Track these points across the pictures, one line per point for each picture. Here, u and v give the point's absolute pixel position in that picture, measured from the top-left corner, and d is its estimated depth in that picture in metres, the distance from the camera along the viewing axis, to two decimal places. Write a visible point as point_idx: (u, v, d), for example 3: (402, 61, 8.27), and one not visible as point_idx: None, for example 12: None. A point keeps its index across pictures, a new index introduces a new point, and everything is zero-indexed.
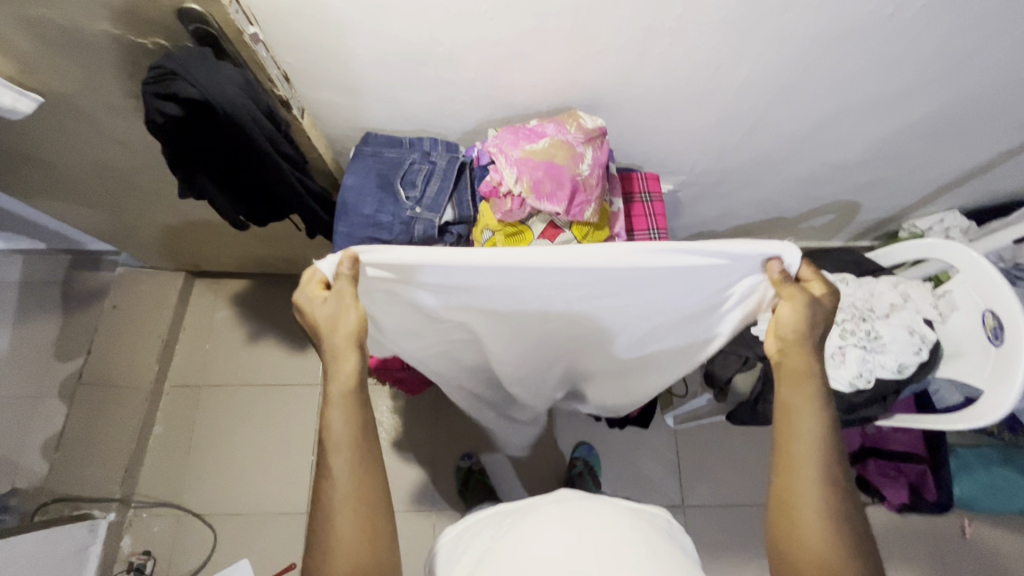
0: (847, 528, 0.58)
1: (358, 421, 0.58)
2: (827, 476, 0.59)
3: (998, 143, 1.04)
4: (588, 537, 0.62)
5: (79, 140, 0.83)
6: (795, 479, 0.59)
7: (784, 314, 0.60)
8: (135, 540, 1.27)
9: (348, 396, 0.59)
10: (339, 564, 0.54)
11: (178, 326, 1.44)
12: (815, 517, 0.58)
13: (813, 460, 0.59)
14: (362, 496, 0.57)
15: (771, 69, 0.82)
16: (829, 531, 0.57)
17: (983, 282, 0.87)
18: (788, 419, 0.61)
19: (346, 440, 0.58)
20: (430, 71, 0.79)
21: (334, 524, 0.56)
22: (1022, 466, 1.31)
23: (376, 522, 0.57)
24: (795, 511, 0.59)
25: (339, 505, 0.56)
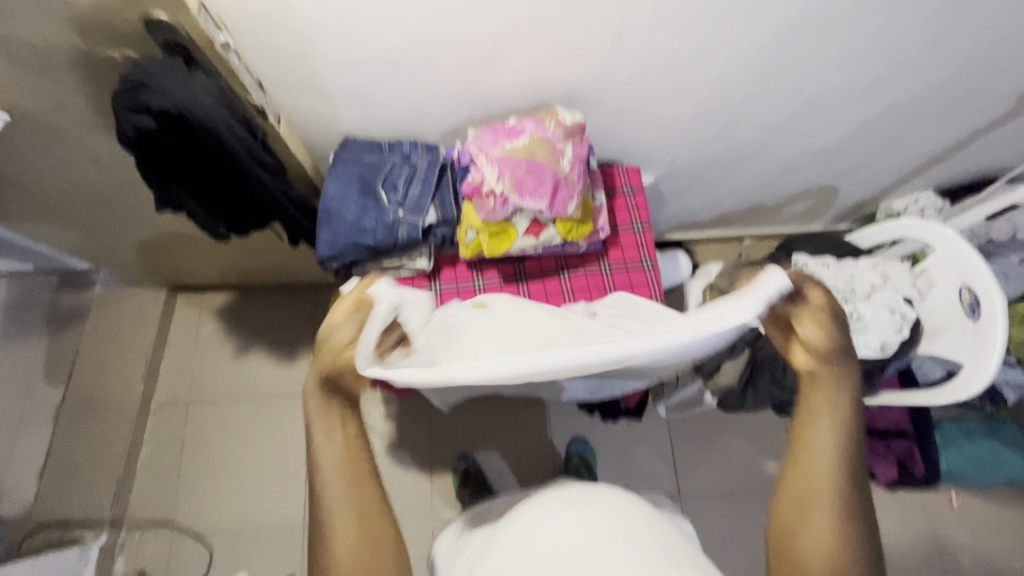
0: (861, 550, 0.50)
1: (349, 444, 0.49)
2: (840, 490, 0.51)
3: (968, 122, 1.06)
4: (589, 520, 0.62)
5: (52, 160, 0.82)
6: (809, 490, 0.52)
7: (805, 330, 0.53)
8: (129, 562, 1.25)
9: (346, 410, 0.50)
10: None
11: (162, 344, 1.41)
12: (824, 531, 0.51)
13: (830, 472, 0.52)
14: (361, 530, 0.48)
15: (744, 59, 0.83)
16: (836, 551, 0.50)
17: (961, 259, 0.89)
18: (805, 439, 0.53)
19: (337, 465, 0.49)
20: (408, 73, 0.79)
21: (331, 557, 0.47)
22: (1004, 436, 1.35)
23: (380, 553, 0.48)
24: (804, 544, 0.51)
25: (339, 527, 0.48)
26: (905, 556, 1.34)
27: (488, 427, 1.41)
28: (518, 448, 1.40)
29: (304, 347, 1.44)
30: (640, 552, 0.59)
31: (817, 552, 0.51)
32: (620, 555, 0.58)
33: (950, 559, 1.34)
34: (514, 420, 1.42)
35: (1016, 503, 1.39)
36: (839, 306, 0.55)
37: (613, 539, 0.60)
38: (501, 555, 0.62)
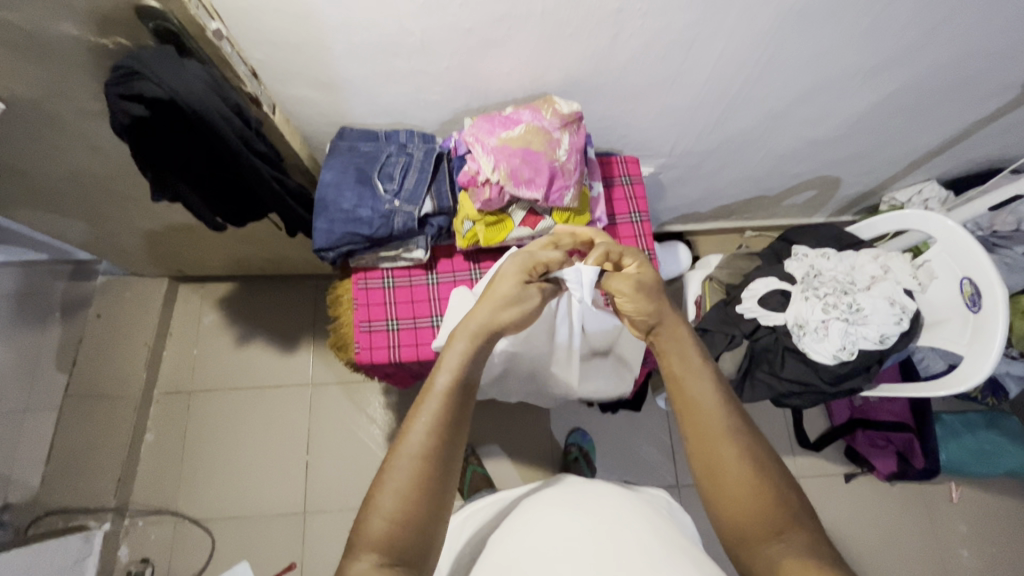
0: (762, 465, 0.58)
1: (460, 387, 0.58)
2: (727, 425, 0.59)
3: (973, 111, 1.04)
4: (588, 518, 0.63)
5: (51, 150, 0.82)
6: (705, 438, 0.59)
7: (623, 291, 0.65)
8: (133, 549, 1.27)
9: (469, 355, 0.60)
10: (375, 519, 0.51)
11: (164, 333, 1.42)
12: (733, 461, 0.57)
13: (713, 414, 0.60)
14: (416, 471, 0.53)
15: (744, 47, 0.82)
16: (746, 470, 0.57)
17: (962, 251, 0.88)
18: (688, 391, 0.61)
19: (439, 402, 0.56)
20: (403, 62, 0.78)
21: (384, 483, 0.53)
22: (1005, 429, 1.35)
23: (423, 498, 0.52)
24: (720, 478, 0.57)
25: (403, 457, 0.54)
26: (904, 548, 1.34)
27: (488, 417, 1.41)
28: (517, 438, 1.40)
29: (305, 338, 1.45)
30: (638, 544, 0.59)
31: (736, 477, 0.57)
32: (619, 549, 0.58)
33: (949, 551, 1.34)
34: (513, 411, 1.43)
35: (1016, 495, 1.39)
36: (648, 267, 0.66)
37: (614, 534, 0.61)
38: (500, 554, 0.62)
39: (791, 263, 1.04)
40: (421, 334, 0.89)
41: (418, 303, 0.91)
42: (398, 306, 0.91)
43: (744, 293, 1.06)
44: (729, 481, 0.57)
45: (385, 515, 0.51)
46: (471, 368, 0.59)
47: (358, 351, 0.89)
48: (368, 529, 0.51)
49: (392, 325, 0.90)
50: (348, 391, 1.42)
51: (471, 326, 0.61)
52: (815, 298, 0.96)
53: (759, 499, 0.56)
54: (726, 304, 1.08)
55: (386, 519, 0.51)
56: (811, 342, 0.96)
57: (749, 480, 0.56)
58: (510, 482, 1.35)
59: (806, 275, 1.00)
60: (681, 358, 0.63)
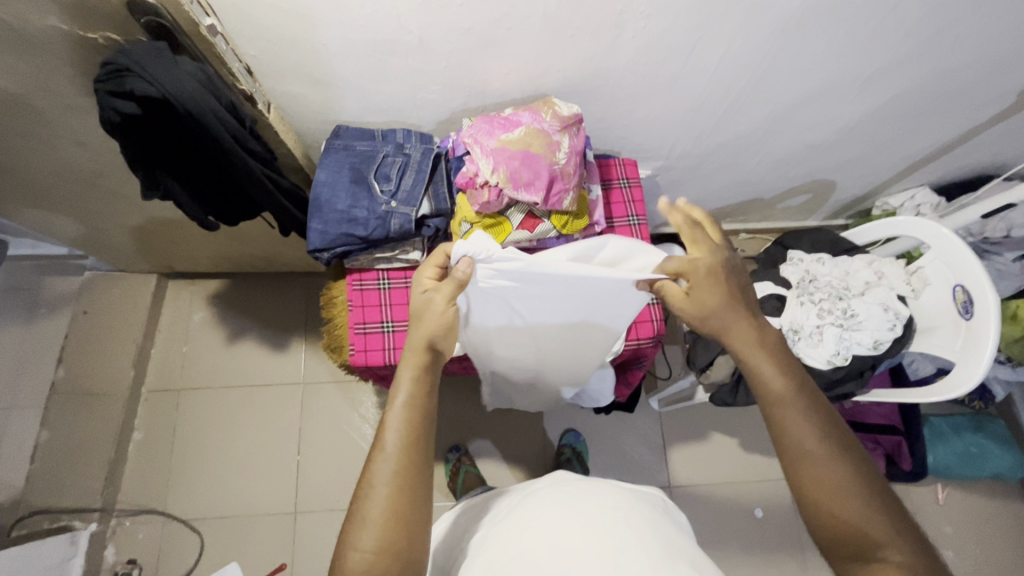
0: (870, 492, 0.56)
1: (417, 416, 0.59)
2: (828, 446, 0.58)
3: (968, 118, 1.05)
4: (586, 519, 0.62)
5: (37, 144, 0.80)
6: (802, 460, 0.58)
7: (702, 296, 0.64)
8: (120, 549, 1.25)
9: (416, 381, 0.60)
10: (355, 556, 0.53)
11: (153, 330, 1.40)
12: (837, 484, 0.56)
13: (809, 432, 0.59)
14: (391, 505, 0.55)
15: (745, 51, 0.82)
16: (855, 497, 0.56)
17: (954, 258, 0.88)
18: (769, 404, 0.61)
19: (399, 432, 0.57)
20: (400, 60, 0.77)
21: (361, 521, 0.54)
22: (990, 432, 1.37)
23: (401, 531, 0.54)
24: (812, 490, 0.57)
25: (375, 492, 0.55)
26: None
27: (481, 417, 1.41)
28: (511, 438, 1.40)
29: (296, 337, 1.43)
30: (638, 546, 0.58)
31: (841, 502, 0.56)
32: (619, 550, 0.57)
33: (934, 552, 1.36)
34: (507, 411, 1.42)
35: (1000, 496, 1.41)
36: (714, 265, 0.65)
37: (613, 534, 0.60)
38: (497, 551, 0.61)
39: (787, 268, 1.05)
40: None
41: None
42: (394, 308, 0.89)
43: None
44: (822, 494, 0.57)
45: (365, 549, 0.53)
46: (423, 394, 0.60)
47: (353, 354, 0.88)
48: (347, 562, 0.53)
49: (387, 327, 0.89)
50: (339, 390, 1.40)
51: (411, 355, 0.61)
52: (810, 303, 0.97)
53: (855, 517, 0.55)
54: None
55: (363, 554, 0.53)
56: (806, 347, 0.97)
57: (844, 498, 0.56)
58: (504, 482, 1.35)
59: (801, 280, 1.01)
60: (761, 368, 0.62)
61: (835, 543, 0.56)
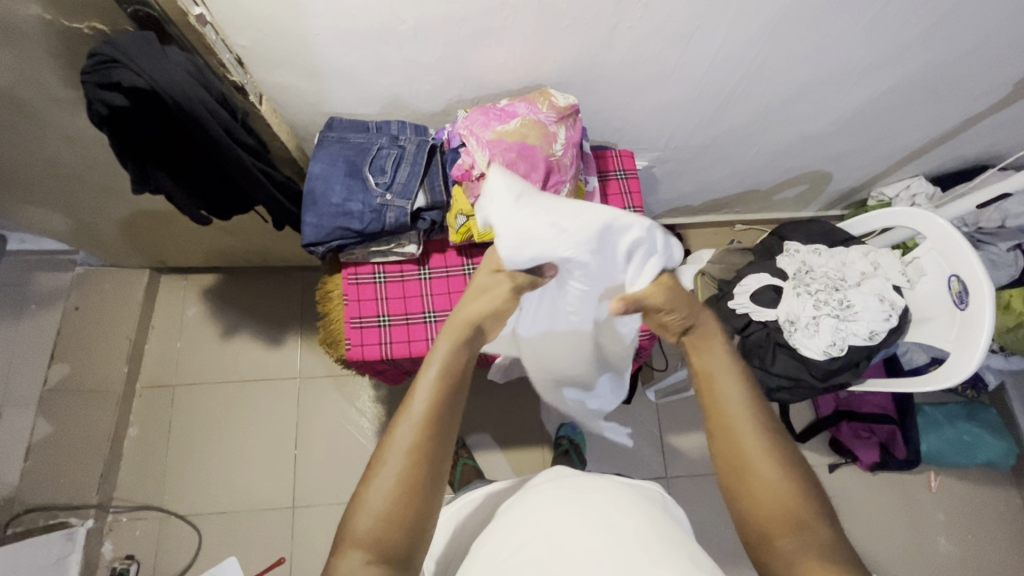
0: (795, 472, 0.59)
1: (445, 386, 0.59)
2: (761, 426, 0.61)
3: (964, 108, 1.05)
4: (585, 512, 0.62)
5: (23, 137, 0.79)
6: (736, 436, 0.61)
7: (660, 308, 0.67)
8: (117, 545, 1.25)
9: (453, 350, 0.61)
10: (364, 518, 0.53)
11: (146, 326, 1.38)
12: (766, 462, 0.59)
13: (745, 412, 0.62)
14: (406, 472, 0.54)
15: (743, 42, 0.81)
16: (782, 475, 0.58)
17: (949, 249, 0.89)
18: (707, 382, 0.65)
19: (427, 397, 0.57)
20: (395, 51, 0.76)
21: (374, 484, 0.54)
22: (982, 420, 1.39)
23: (411, 502, 0.53)
24: (745, 471, 0.59)
25: (393, 457, 0.55)
26: (883, 536, 1.37)
27: (479, 410, 1.41)
28: (510, 431, 1.40)
29: (292, 331, 1.42)
30: (637, 539, 0.59)
31: (768, 479, 0.58)
32: (619, 545, 0.58)
33: (928, 539, 1.38)
34: (505, 404, 1.42)
35: (991, 483, 1.43)
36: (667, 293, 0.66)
37: (611, 527, 0.60)
38: (495, 547, 0.62)
39: (783, 259, 1.04)
40: (413, 330, 0.88)
41: (410, 299, 0.90)
42: (389, 302, 0.89)
43: (737, 288, 1.07)
44: (753, 482, 0.58)
45: (374, 517, 0.53)
46: (457, 364, 0.61)
47: (349, 348, 0.87)
48: (357, 527, 0.52)
49: (383, 321, 0.88)
50: (336, 385, 1.40)
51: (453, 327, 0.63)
52: (807, 294, 0.97)
53: (787, 494, 0.57)
54: (718, 299, 1.09)
55: (373, 518, 0.52)
56: (802, 338, 0.97)
57: (776, 486, 0.58)
58: (502, 475, 1.36)
59: (797, 271, 1.01)
60: (709, 355, 0.66)
61: (761, 520, 0.57)
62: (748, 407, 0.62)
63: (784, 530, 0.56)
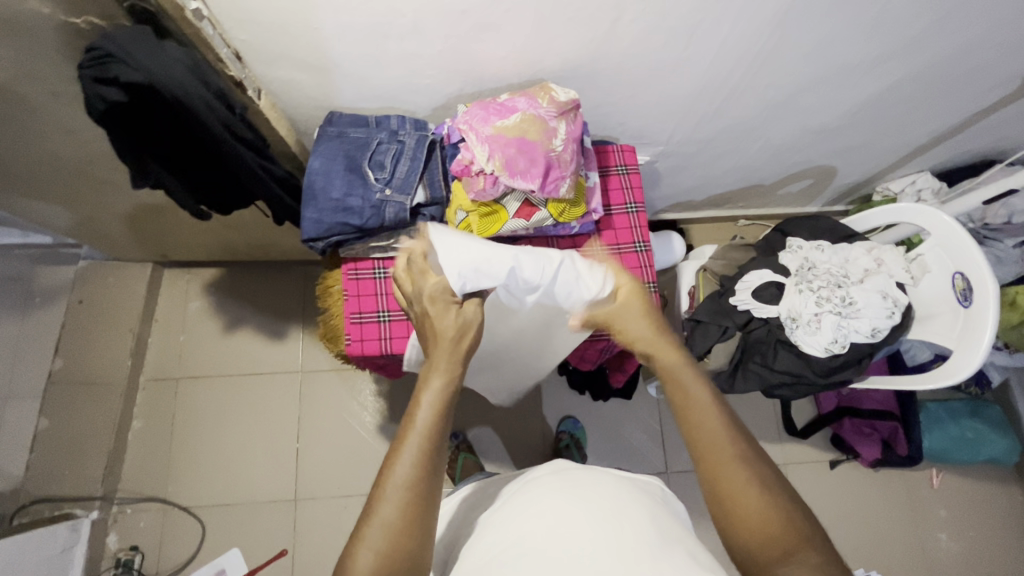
0: (778, 491, 0.57)
1: (441, 419, 0.60)
2: (735, 446, 0.60)
3: (973, 101, 1.03)
4: (585, 506, 0.62)
5: (23, 132, 0.79)
6: (714, 462, 0.59)
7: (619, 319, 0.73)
8: (122, 536, 1.26)
9: (444, 390, 0.63)
10: (363, 556, 0.52)
11: (149, 320, 1.39)
12: (749, 487, 0.57)
13: (720, 435, 0.61)
14: (409, 504, 0.55)
15: (746, 35, 0.80)
16: (765, 497, 0.57)
17: (954, 246, 0.88)
18: (681, 404, 0.64)
19: (424, 433, 0.58)
20: (394, 44, 0.75)
21: (371, 524, 0.53)
22: (986, 417, 1.38)
23: (414, 534, 0.54)
24: (728, 500, 0.57)
25: (391, 492, 0.55)
26: (884, 533, 1.37)
27: (479, 404, 1.41)
28: (510, 425, 1.40)
29: (294, 325, 1.43)
30: (636, 534, 0.58)
31: (753, 503, 0.56)
32: (618, 543, 0.57)
33: (928, 536, 1.38)
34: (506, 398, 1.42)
35: (994, 481, 1.42)
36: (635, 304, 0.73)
37: (610, 525, 0.59)
38: (494, 540, 0.62)
39: (786, 255, 1.04)
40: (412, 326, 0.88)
41: None
42: (389, 297, 0.89)
43: (738, 285, 1.06)
44: (741, 516, 0.56)
45: (375, 551, 0.52)
46: (451, 394, 0.63)
47: (349, 343, 0.88)
48: (354, 566, 0.52)
49: (382, 317, 0.88)
50: (338, 378, 1.40)
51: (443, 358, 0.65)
52: (809, 291, 0.96)
53: (773, 515, 0.56)
54: (720, 295, 1.08)
55: (374, 555, 0.52)
56: (804, 335, 0.96)
57: (763, 512, 0.56)
58: (502, 468, 1.36)
59: (800, 268, 1.00)
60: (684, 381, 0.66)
61: (750, 546, 0.55)
62: (723, 427, 0.61)
63: (782, 549, 0.54)
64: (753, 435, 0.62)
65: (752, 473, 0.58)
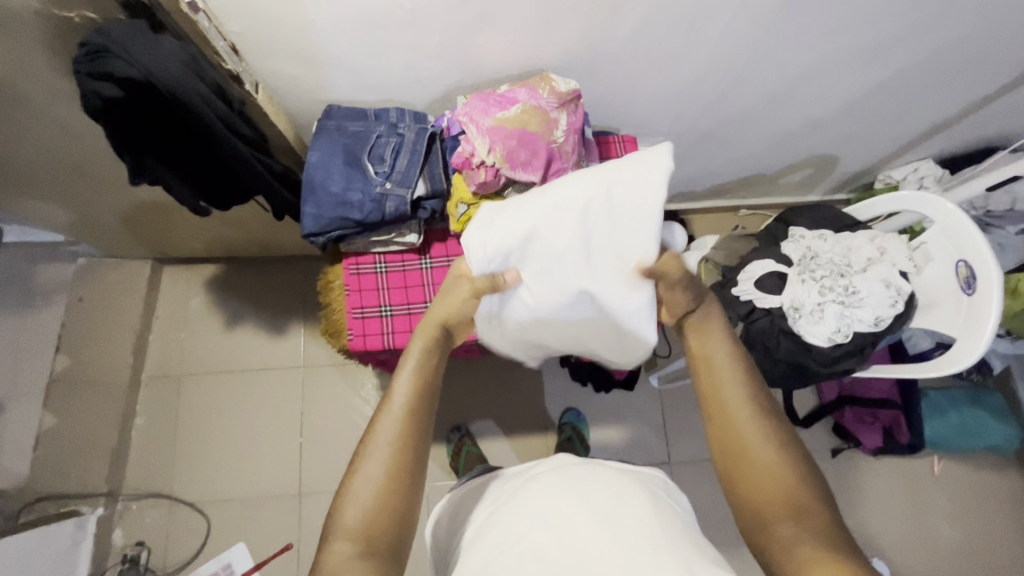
0: (791, 454, 0.62)
1: (423, 389, 0.64)
2: (755, 407, 0.65)
3: (976, 89, 1.02)
4: (587, 498, 0.63)
5: (17, 128, 0.78)
6: (732, 418, 0.64)
7: None
8: (127, 532, 1.27)
9: (426, 353, 0.67)
10: (352, 509, 0.58)
11: (150, 317, 1.39)
12: (765, 444, 0.62)
13: (740, 396, 0.65)
14: (393, 463, 0.60)
15: (747, 24, 0.79)
16: (778, 457, 0.62)
17: (959, 234, 0.87)
18: (707, 364, 0.68)
19: (407, 395, 0.63)
20: (392, 36, 0.74)
21: (358, 479, 0.59)
22: (987, 405, 1.38)
23: (398, 488, 0.59)
24: (742, 457, 0.62)
25: (375, 451, 0.60)
26: (886, 519, 1.38)
27: (481, 397, 1.41)
28: (513, 418, 1.40)
29: (295, 320, 1.43)
30: (638, 527, 0.59)
31: (765, 460, 0.61)
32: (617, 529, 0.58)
33: (929, 523, 1.39)
34: (508, 391, 1.42)
35: (994, 468, 1.43)
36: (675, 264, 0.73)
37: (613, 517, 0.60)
38: (500, 536, 0.62)
39: (788, 245, 1.03)
40: (415, 320, 0.88)
41: (411, 288, 0.89)
42: (391, 292, 0.89)
43: (741, 275, 1.05)
44: (752, 472, 0.61)
45: (361, 506, 0.58)
46: (433, 358, 0.67)
47: (352, 338, 0.88)
48: (344, 521, 0.57)
49: (385, 311, 0.88)
50: (340, 373, 1.40)
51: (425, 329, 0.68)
52: (812, 281, 0.96)
53: (782, 475, 0.60)
54: (722, 286, 1.07)
55: (361, 510, 0.57)
56: (806, 325, 0.96)
57: (775, 474, 0.61)
58: (505, 460, 1.37)
59: (802, 258, 1.00)
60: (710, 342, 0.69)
61: (754, 501, 0.60)
62: (744, 391, 0.66)
63: (789, 508, 0.58)
64: (774, 397, 0.66)
65: (769, 432, 0.63)
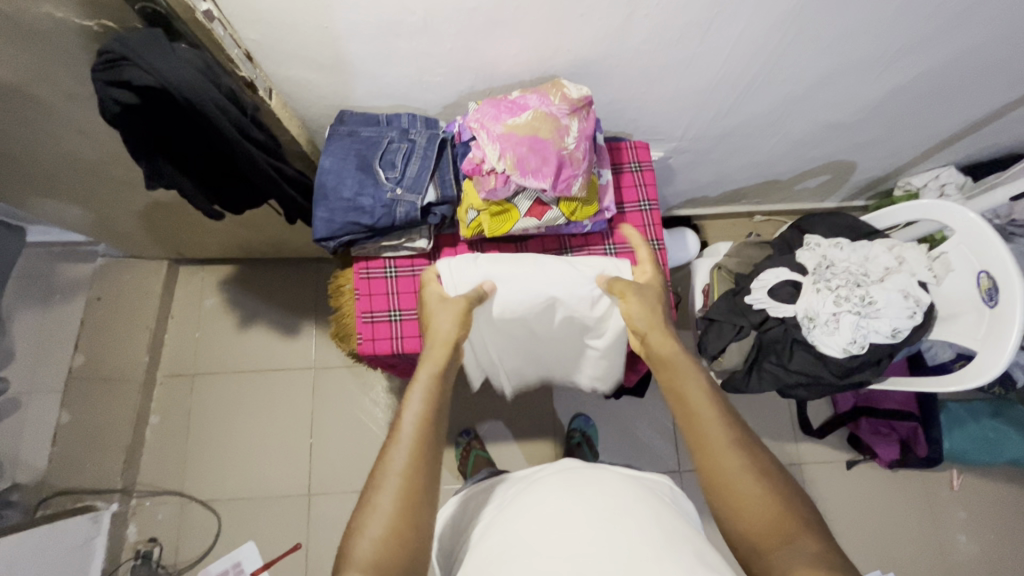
0: (774, 479, 0.61)
1: (430, 410, 0.65)
2: (730, 432, 0.65)
3: (1001, 95, 1.00)
4: (586, 505, 0.62)
5: (38, 133, 0.80)
6: (709, 444, 0.64)
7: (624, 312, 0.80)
8: (140, 528, 1.29)
9: (433, 382, 0.68)
10: (364, 541, 0.55)
11: (165, 317, 1.41)
12: (746, 471, 0.61)
13: (717, 421, 0.66)
14: (405, 489, 0.58)
15: (764, 29, 0.78)
16: (762, 483, 0.61)
17: (981, 244, 0.85)
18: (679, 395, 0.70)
19: (415, 423, 0.63)
20: (405, 43, 0.74)
21: (371, 510, 0.57)
22: (1010, 418, 1.34)
23: (411, 515, 0.57)
24: (726, 485, 0.61)
25: (387, 479, 0.59)
26: (901, 533, 1.35)
27: (491, 401, 1.41)
28: (523, 422, 1.40)
29: (307, 321, 1.44)
30: (645, 542, 0.57)
31: (748, 488, 0.60)
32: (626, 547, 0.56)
33: (947, 538, 1.36)
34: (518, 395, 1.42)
35: (1016, 483, 1.39)
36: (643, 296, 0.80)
37: (612, 521, 0.59)
38: (495, 540, 0.62)
39: (803, 254, 1.01)
40: None
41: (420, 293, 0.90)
42: (400, 296, 0.89)
43: (754, 283, 1.04)
44: (737, 499, 0.60)
45: (373, 537, 0.55)
46: (440, 387, 0.68)
47: (361, 342, 0.88)
48: (355, 553, 0.55)
49: (394, 315, 0.89)
50: (351, 374, 1.41)
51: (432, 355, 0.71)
52: (827, 290, 0.94)
53: (768, 503, 0.59)
54: (735, 294, 1.06)
55: (372, 541, 0.55)
56: (822, 335, 0.94)
57: (762, 501, 0.59)
58: (514, 464, 1.36)
59: (818, 266, 0.98)
60: (682, 372, 0.72)
61: (746, 529, 0.59)
62: (719, 417, 0.66)
63: (779, 534, 0.57)
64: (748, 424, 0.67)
65: (746, 455, 0.63)
